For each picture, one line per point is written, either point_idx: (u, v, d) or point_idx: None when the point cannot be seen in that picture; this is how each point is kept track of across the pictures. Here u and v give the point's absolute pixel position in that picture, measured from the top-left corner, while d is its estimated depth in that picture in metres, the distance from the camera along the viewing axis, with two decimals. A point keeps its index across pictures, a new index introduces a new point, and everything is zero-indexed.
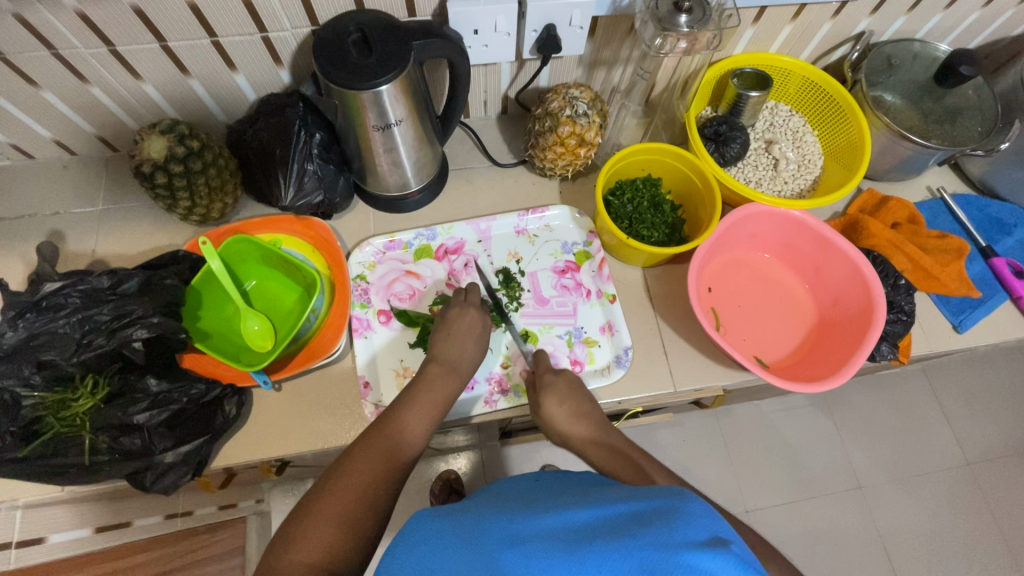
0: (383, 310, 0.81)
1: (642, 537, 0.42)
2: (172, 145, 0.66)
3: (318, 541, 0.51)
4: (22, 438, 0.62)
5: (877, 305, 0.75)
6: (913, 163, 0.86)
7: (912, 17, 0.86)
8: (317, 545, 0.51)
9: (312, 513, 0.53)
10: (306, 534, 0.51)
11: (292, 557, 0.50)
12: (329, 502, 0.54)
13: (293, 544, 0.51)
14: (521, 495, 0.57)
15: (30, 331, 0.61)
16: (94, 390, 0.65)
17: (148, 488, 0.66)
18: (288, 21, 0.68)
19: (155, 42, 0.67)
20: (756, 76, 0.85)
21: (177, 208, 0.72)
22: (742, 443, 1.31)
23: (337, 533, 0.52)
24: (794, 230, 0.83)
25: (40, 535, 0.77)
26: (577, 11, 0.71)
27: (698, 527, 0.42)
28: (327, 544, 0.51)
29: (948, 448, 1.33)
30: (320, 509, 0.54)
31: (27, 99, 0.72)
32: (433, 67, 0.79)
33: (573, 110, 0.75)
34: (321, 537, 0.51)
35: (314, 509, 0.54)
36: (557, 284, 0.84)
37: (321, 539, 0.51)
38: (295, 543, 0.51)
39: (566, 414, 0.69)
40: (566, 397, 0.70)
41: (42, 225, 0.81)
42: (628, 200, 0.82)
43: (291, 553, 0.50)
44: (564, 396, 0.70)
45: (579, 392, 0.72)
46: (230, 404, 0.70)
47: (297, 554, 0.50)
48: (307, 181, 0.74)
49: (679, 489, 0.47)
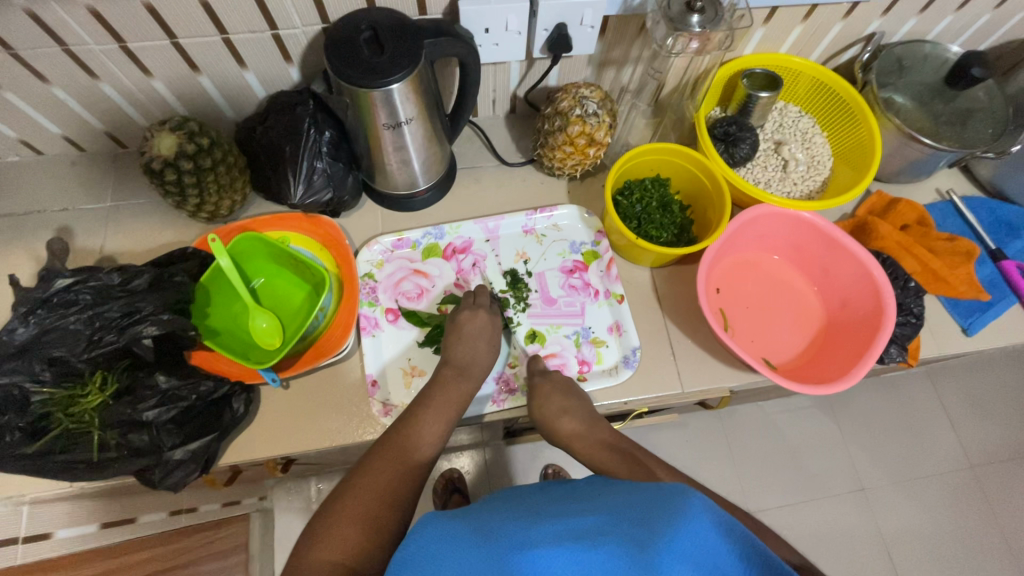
0: (390, 309, 0.81)
1: (648, 529, 0.43)
2: (182, 142, 0.66)
3: (341, 540, 0.52)
4: (30, 434, 0.62)
5: (888, 307, 0.75)
6: (923, 165, 0.85)
7: (924, 18, 0.86)
8: (342, 545, 0.51)
9: (336, 513, 0.54)
10: (328, 533, 0.52)
11: (318, 555, 0.50)
12: (353, 501, 0.55)
13: (317, 544, 0.51)
14: (527, 500, 0.57)
15: (41, 327, 0.62)
16: (103, 386, 0.65)
17: (156, 485, 0.65)
18: (299, 18, 0.68)
19: (166, 39, 0.67)
20: (767, 76, 0.85)
21: (187, 205, 0.72)
22: (746, 444, 1.31)
23: (360, 532, 0.53)
24: (804, 231, 0.82)
25: (47, 531, 0.80)
26: (589, 10, 0.71)
27: (697, 514, 0.44)
28: (352, 543, 0.52)
29: (951, 451, 1.32)
30: (343, 509, 0.54)
31: (37, 94, 0.72)
32: (443, 65, 0.78)
33: (584, 109, 0.75)
34: (345, 537, 0.52)
35: (335, 509, 0.54)
36: (565, 284, 0.83)
37: (345, 538, 0.52)
38: (319, 542, 0.51)
39: (554, 409, 0.70)
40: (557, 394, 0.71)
41: (52, 221, 0.81)
42: (637, 200, 0.82)
43: (315, 552, 0.51)
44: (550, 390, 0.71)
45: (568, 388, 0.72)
46: (239, 401, 0.70)
47: (322, 551, 0.51)
48: (317, 178, 0.74)
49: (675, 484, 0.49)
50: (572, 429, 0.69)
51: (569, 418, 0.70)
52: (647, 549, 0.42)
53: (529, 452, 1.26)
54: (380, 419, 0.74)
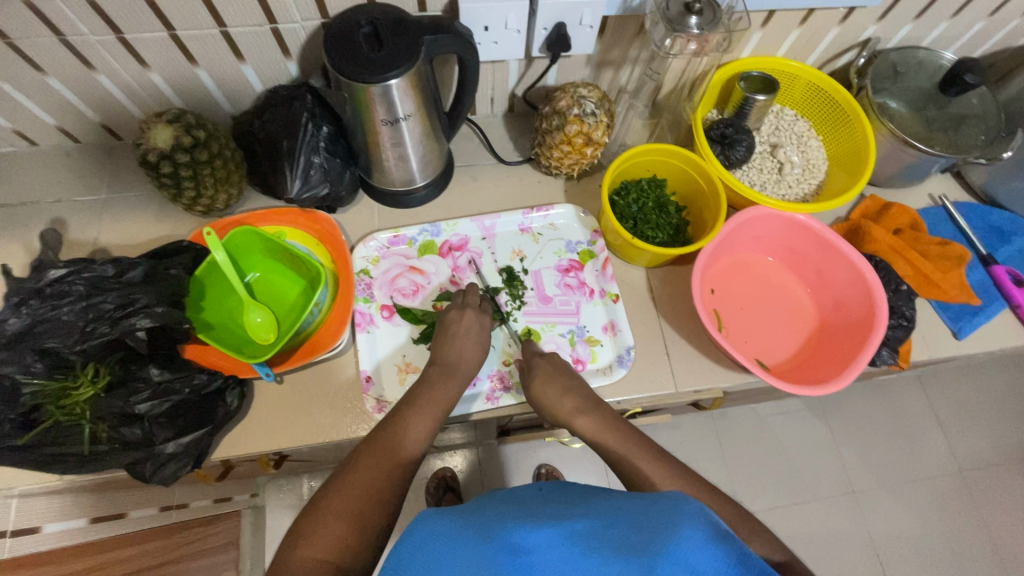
0: (385, 305, 0.81)
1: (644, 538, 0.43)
2: (178, 134, 0.66)
3: (326, 537, 0.52)
4: (22, 425, 0.62)
5: (880, 310, 0.76)
6: (916, 170, 0.86)
7: (919, 24, 0.86)
8: (328, 541, 0.51)
9: (322, 511, 0.54)
10: (315, 529, 0.52)
11: (305, 553, 0.50)
12: (339, 499, 0.55)
13: (303, 541, 0.51)
14: (522, 502, 0.57)
15: (33, 318, 0.61)
16: (94, 378, 0.64)
17: (147, 479, 0.65)
18: (298, 13, 0.68)
19: (163, 31, 0.67)
20: (763, 79, 0.86)
21: (182, 199, 0.72)
22: (737, 446, 1.32)
23: (345, 528, 0.53)
24: (798, 233, 0.83)
25: (36, 525, 0.78)
26: (588, 10, 0.71)
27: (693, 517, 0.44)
28: (336, 541, 0.52)
29: (941, 454, 1.34)
30: (329, 506, 0.54)
31: (32, 84, 0.71)
32: (443, 62, 0.79)
33: (582, 109, 0.75)
34: (331, 533, 0.52)
35: (323, 506, 0.54)
36: (561, 283, 0.84)
37: (330, 535, 0.52)
38: (303, 540, 0.51)
39: (556, 391, 0.69)
40: (553, 375, 0.70)
41: (45, 213, 0.81)
42: (633, 200, 0.82)
43: (300, 549, 0.51)
44: (550, 376, 0.71)
45: (564, 369, 0.72)
46: (232, 395, 0.69)
47: (307, 549, 0.50)
48: (313, 174, 0.75)
49: (672, 491, 0.48)
50: (569, 408, 0.68)
51: (566, 393, 0.69)
52: (643, 555, 0.41)
53: (521, 451, 1.26)
54: (374, 416, 0.74)
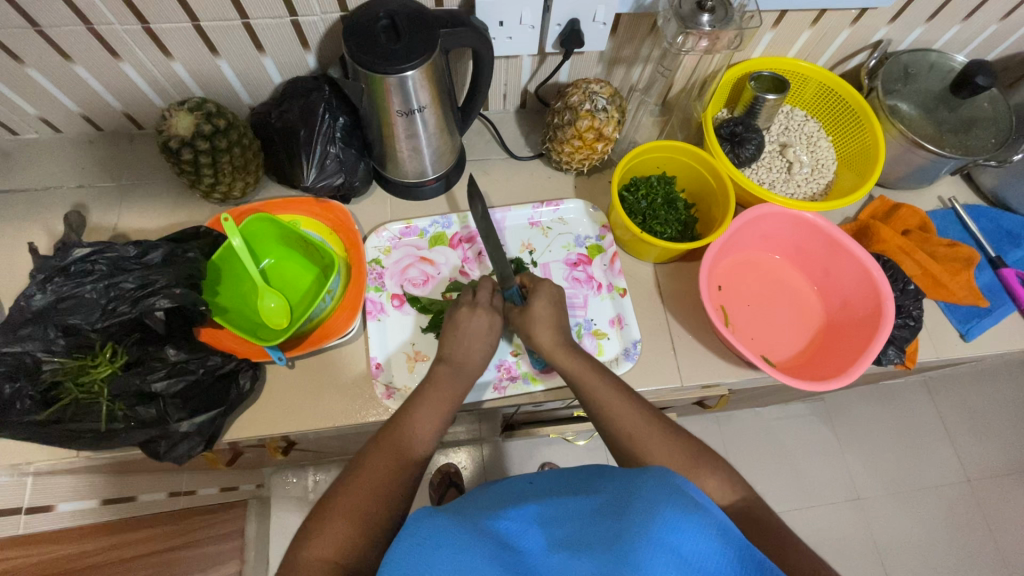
0: (396, 294, 0.82)
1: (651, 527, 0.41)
2: (199, 122, 0.68)
3: (331, 536, 0.52)
4: (41, 401, 0.63)
5: (887, 308, 0.76)
6: (925, 172, 0.87)
7: (931, 27, 0.87)
8: (332, 542, 0.52)
9: (329, 509, 0.55)
10: (320, 529, 0.53)
11: (310, 553, 0.51)
12: (345, 499, 0.55)
13: (310, 540, 0.52)
14: (512, 491, 0.54)
15: (58, 294, 0.64)
16: (112, 359, 0.65)
17: (161, 457, 0.66)
18: (318, 5, 0.69)
19: (188, 22, 0.69)
20: (773, 79, 0.87)
21: (200, 185, 0.73)
22: (742, 450, 1.32)
23: (349, 527, 0.53)
24: (806, 231, 0.83)
25: (50, 504, 0.78)
26: (601, 7, 0.72)
27: (675, 500, 0.44)
28: (342, 539, 0.52)
29: (949, 464, 1.33)
30: (336, 504, 0.55)
31: (60, 72, 0.74)
32: (459, 56, 0.80)
33: (593, 104, 0.76)
34: (335, 533, 0.53)
35: (331, 506, 0.55)
36: (569, 276, 0.85)
37: (336, 534, 0.53)
38: (310, 540, 0.52)
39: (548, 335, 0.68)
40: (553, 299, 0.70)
41: (67, 198, 0.83)
42: (643, 196, 0.83)
43: (307, 549, 0.52)
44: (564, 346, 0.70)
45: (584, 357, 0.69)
46: (245, 377, 0.71)
47: (313, 549, 0.52)
48: (329, 163, 0.76)
49: (654, 468, 0.48)
50: (549, 345, 0.67)
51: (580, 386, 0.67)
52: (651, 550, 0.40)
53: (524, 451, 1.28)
54: (383, 401, 0.75)
